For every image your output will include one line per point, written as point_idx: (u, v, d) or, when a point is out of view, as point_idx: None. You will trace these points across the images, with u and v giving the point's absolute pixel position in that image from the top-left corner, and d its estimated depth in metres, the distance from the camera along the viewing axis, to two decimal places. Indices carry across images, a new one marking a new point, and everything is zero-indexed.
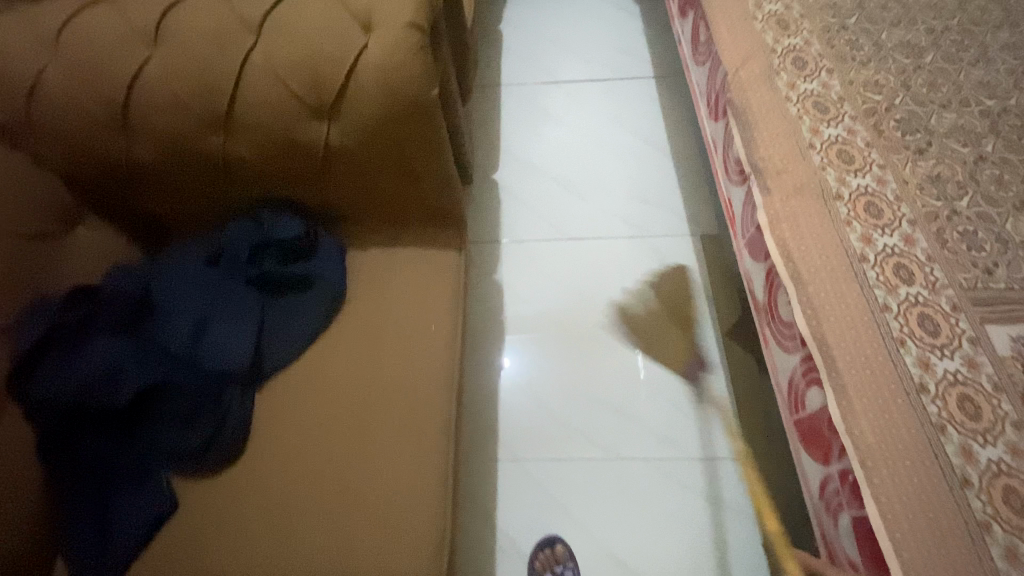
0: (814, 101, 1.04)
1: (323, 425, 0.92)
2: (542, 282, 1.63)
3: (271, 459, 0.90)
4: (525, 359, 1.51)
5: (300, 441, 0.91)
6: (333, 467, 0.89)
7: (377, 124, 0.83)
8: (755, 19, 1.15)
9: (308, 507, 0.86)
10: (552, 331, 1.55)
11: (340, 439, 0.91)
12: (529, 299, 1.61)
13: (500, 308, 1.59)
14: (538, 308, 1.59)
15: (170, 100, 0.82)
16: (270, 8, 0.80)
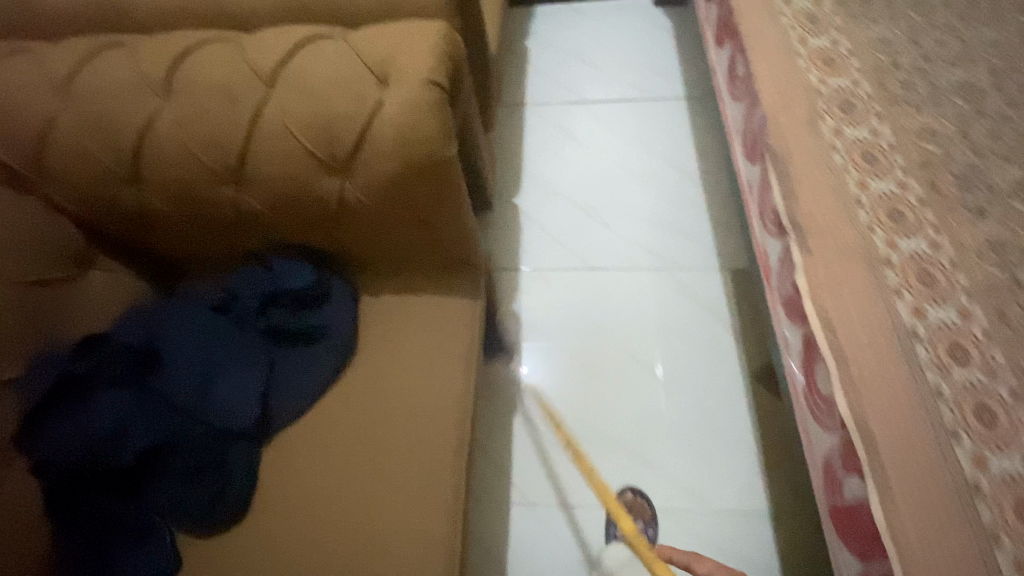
0: (862, 150, 0.96)
1: (333, 462, 0.90)
2: (562, 310, 1.59)
3: (279, 498, 0.88)
4: (540, 393, 1.47)
5: (310, 478, 0.89)
6: (342, 504, 0.87)
7: (392, 179, 0.79)
8: (798, 55, 1.07)
9: (316, 545, 0.84)
10: (569, 357, 1.52)
11: (350, 476, 0.89)
12: (546, 328, 1.56)
13: (516, 340, 1.55)
14: (555, 336, 1.55)
15: (179, 152, 0.79)
16: (283, 60, 0.77)
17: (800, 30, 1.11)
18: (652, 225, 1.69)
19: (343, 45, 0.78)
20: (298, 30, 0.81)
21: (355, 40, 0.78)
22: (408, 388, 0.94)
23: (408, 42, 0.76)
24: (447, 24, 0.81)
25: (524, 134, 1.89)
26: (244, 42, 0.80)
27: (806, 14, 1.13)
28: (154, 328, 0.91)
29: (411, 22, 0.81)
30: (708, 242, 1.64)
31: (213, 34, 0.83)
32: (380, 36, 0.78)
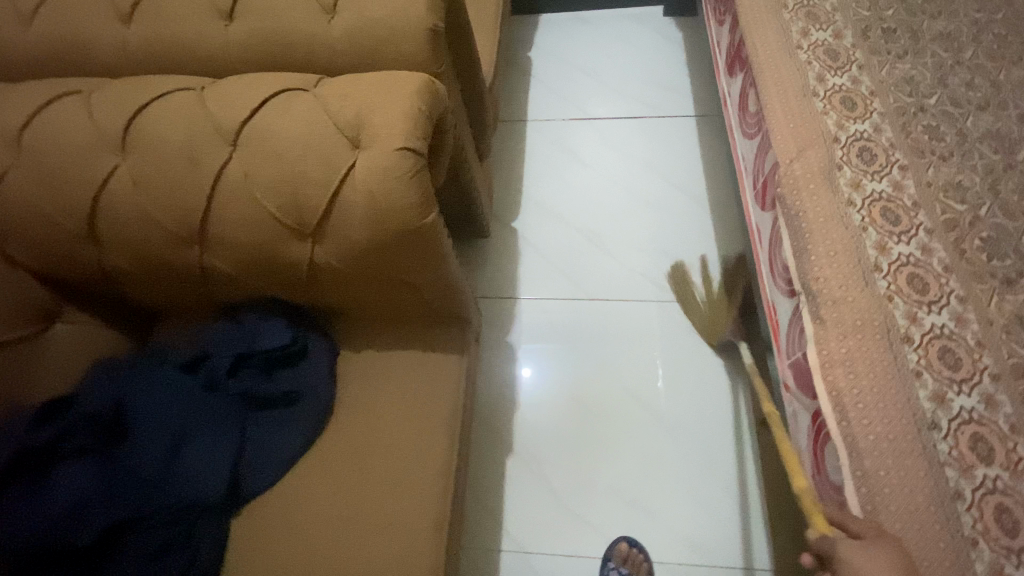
0: (882, 207, 0.88)
1: (322, 478, 0.87)
2: (560, 326, 1.55)
3: (269, 514, 0.85)
4: (538, 415, 1.43)
5: (299, 492, 0.86)
6: (330, 519, 0.85)
7: (367, 245, 0.72)
8: (815, 95, 0.99)
9: (302, 561, 0.82)
10: (569, 362, 1.50)
11: (339, 492, 0.86)
12: (543, 348, 1.52)
13: (514, 354, 1.52)
14: (552, 351, 1.51)
15: (137, 212, 0.73)
16: (248, 117, 0.71)
17: (818, 66, 1.02)
18: (654, 253, 1.62)
19: (314, 102, 0.71)
20: (267, 82, 0.75)
21: (328, 96, 0.71)
22: (386, 456, 0.88)
23: (384, 99, 0.69)
24: (428, 76, 0.74)
25: (526, 153, 1.82)
26: (208, 95, 0.74)
27: (824, 48, 1.04)
28: (121, 389, 0.86)
29: (390, 74, 0.74)
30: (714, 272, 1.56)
31: (178, 84, 0.77)
32: (355, 92, 0.71)
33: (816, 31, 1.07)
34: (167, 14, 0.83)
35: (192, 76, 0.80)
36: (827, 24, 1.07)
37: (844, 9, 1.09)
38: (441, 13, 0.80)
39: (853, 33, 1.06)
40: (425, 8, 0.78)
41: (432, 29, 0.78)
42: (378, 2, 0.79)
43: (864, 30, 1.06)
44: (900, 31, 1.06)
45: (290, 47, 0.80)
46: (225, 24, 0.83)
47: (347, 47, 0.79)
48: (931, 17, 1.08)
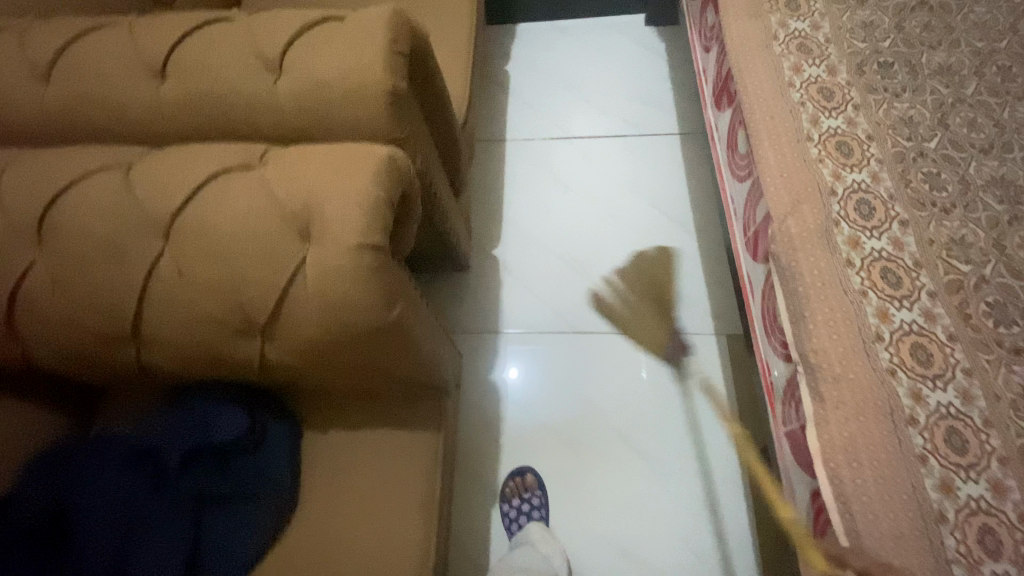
0: (883, 268, 0.82)
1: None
2: (544, 363, 1.49)
3: None
4: (524, 461, 1.37)
5: None
6: None
7: (322, 344, 0.64)
8: (809, 140, 0.93)
9: None
10: (553, 402, 1.44)
11: None
12: (526, 387, 1.46)
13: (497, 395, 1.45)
14: (536, 391, 1.45)
15: (62, 313, 0.65)
16: (180, 206, 0.62)
17: (812, 107, 0.96)
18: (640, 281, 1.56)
19: (257, 185, 0.63)
20: (206, 160, 0.67)
21: (273, 178, 0.63)
22: (351, 548, 0.81)
23: (337, 183, 0.61)
24: (388, 149, 0.66)
25: (505, 175, 1.74)
26: (137, 179, 0.65)
27: (818, 86, 0.98)
28: (58, 488, 0.78)
29: (344, 148, 0.66)
30: (702, 301, 1.50)
31: (105, 162, 0.68)
32: (304, 172, 0.63)
33: (809, 66, 1.00)
34: (89, 73, 0.73)
35: (122, 149, 0.71)
36: (821, 57, 1.01)
37: (837, 41, 1.02)
38: (402, 72, 0.71)
39: (848, 68, 0.99)
40: (383, 68, 0.69)
41: (392, 92, 0.69)
42: (329, 61, 0.69)
43: (859, 65, 1.00)
44: (898, 65, 1.00)
45: (231, 112, 0.71)
46: (157, 84, 0.73)
47: (295, 112, 0.70)
48: (930, 48, 1.01)
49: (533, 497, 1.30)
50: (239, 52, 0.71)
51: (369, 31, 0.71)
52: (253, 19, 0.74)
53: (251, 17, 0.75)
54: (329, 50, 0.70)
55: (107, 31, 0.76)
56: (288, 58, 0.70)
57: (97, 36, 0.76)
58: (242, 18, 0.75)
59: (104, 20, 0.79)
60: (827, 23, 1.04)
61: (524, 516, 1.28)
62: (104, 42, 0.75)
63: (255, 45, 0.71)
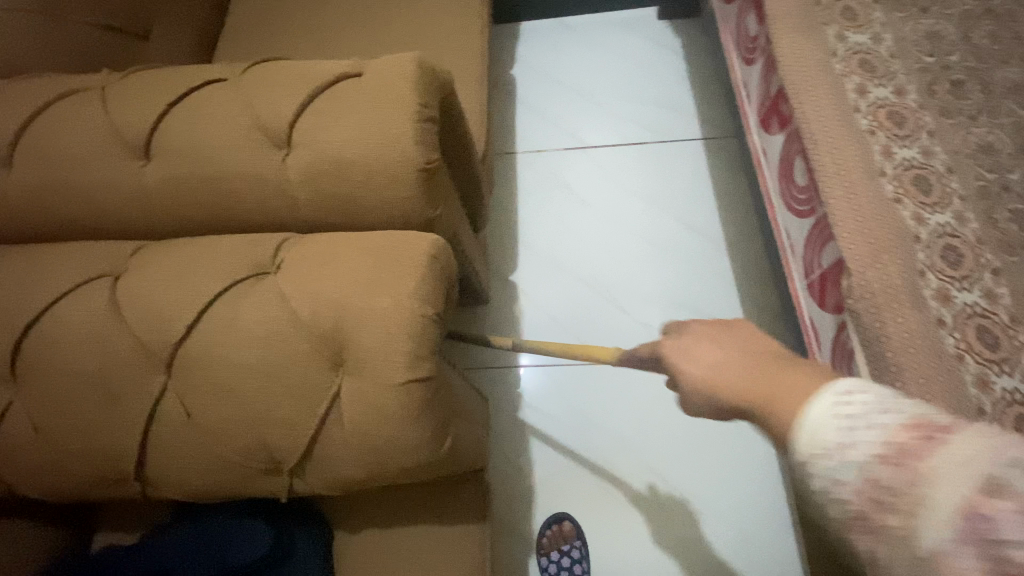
0: (978, 326, 0.74)
1: None
2: (567, 394, 1.36)
3: None
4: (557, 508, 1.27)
5: None
6: None
7: (359, 480, 0.54)
8: (882, 175, 0.83)
9: None
10: (582, 437, 1.32)
11: None
12: (551, 423, 1.34)
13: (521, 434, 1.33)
14: (562, 428, 1.33)
15: (47, 459, 0.54)
16: (185, 332, 0.52)
17: (881, 136, 0.86)
18: (668, 303, 1.45)
19: (274, 299, 0.52)
20: (208, 264, 0.55)
21: (293, 289, 0.52)
22: None
23: (372, 296, 0.50)
24: (428, 241, 0.55)
25: (518, 192, 1.62)
26: (126, 295, 0.54)
27: (887, 111, 0.87)
28: None
29: (375, 242, 0.55)
30: (735, 322, 1.41)
31: (85, 271, 0.57)
32: (331, 280, 0.52)
33: (874, 87, 0.89)
34: (59, 156, 0.61)
35: (105, 247, 0.60)
36: (886, 76, 0.90)
37: (903, 55, 0.92)
38: (435, 142, 0.60)
39: (917, 88, 0.89)
40: (414, 141, 0.58)
41: (425, 168, 0.58)
42: (349, 134, 0.58)
43: (929, 84, 0.89)
44: (972, 82, 0.89)
45: (234, 198, 0.60)
46: (142, 165, 0.62)
47: (310, 196, 0.59)
48: (1006, 61, 0.91)
49: (574, 550, 1.20)
50: (238, 125, 0.60)
51: (393, 93, 0.59)
52: (252, 80, 0.63)
53: (249, 78, 0.63)
54: (346, 120, 0.59)
55: (78, 100, 0.64)
56: (298, 131, 0.59)
57: (67, 107, 0.64)
58: (240, 79, 0.63)
59: (72, 84, 0.67)
60: (889, 35, 0.93)
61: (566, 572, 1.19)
62: (75, 116, 0.63)
63: (257, 115, 0.60)
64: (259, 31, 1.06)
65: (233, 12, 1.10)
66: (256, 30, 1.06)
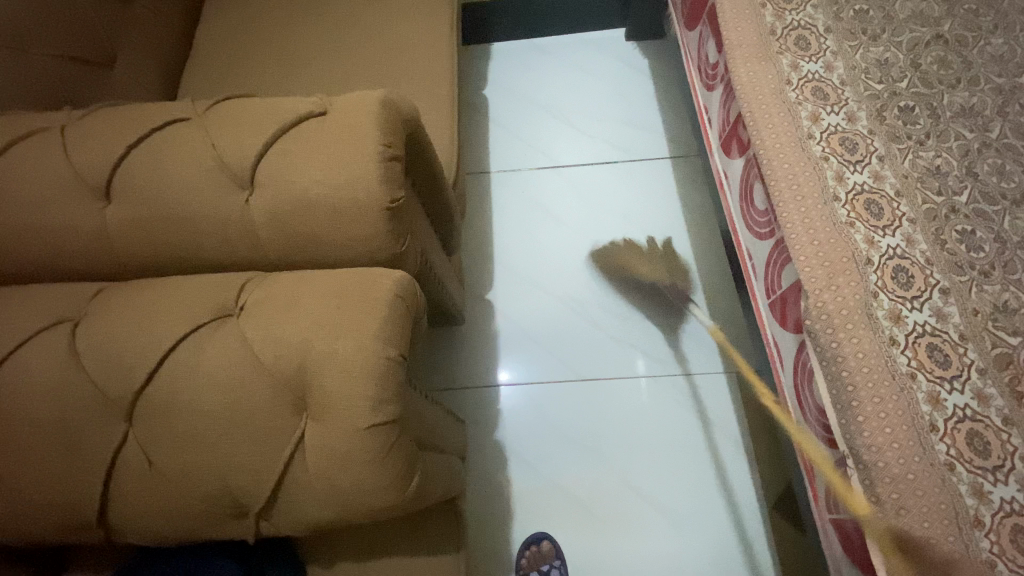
0: (929, 345, 0.77)
1: None
2: (545, 411, 1.38)
3: None
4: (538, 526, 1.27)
5: None
6: None
7: (326, 522, 0.54)
8: (836, 200, 0.86)
9: None
10: (558, 453, 1.34)
11: None
12: (528, 441, 1.35)
13: (500, 453, 1.34)
14: (538, 445, 1.35)
15: (2, 514, 0.53)
16: (145, 380, 0.51)
17: (835, 162, 0.89)
18: (643, 319, 1.47)
19: (238, 343, 0.52)
20: (169, 308, 0.55)
21: (255, 334, 0.52)
22: None
23: (335, 340, 0.51)
24: (392, 280, 0.55)
25: (492, 213, 1.63)
26: (85, 342, 0.53)
27: (839, 137, 0.91)
28: None
29: (339, 283, 0.55)
30: (707, 337, 1.44)
31: (43, 318, 0.56)
32: (294, 323, 0.52)
33: (827, 114, 0.93)
34: (14, 199, 0.60)
35: (63, 291, 0.59)
36: (838, 104, 0.94)
37: (853, 82, 0.96)
38: (400, 180, 0.61)
39: (868, 114, 0.93)
40: (378, 182, 0.59)
41: (391, 208, 0.59)
42: (311, 174, 0.58)
43: (879, 110, 0.93)
44: (919, 108, 0.94)
45: (197, 238, 0.60)
46: (102, 207, 0.61)
47: (273, 236, 0.59)
48: (950, 87, 0.95)
49: (553, 569, 1.19)
50: (200, 165, 0.60)
51: (356, 134, 0.60)
52: (215, 120, 0.63)
53: (212, 117, 0.63)
54: (309, 160, 0.59)
55: (36, 141, 0.63)
56: (261, 172, 0.59)
57: (23, 149, 0.63)
58: (201, 119, 0.63)
59: (30, 124, 0.66)
60: (841, 63, 0.97)
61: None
62: (32, 158, 0.62)
63: (219, 156, 0.60)
64: (229, 63, 1.06)
65: (200, 41, 1.10)
66: (223, 62, 1.06)
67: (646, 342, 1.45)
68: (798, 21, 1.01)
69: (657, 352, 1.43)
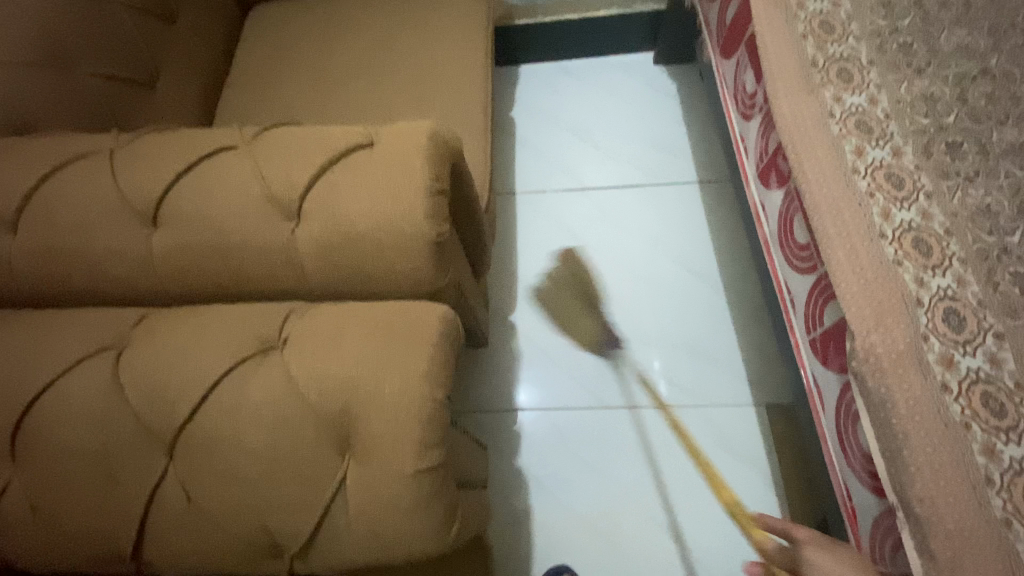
0: (983, 393, 0.74)
1: None
2: (567, 439, 1.35)
3: None
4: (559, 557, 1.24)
5: None
6: None
7: (362, 565, 0.52)
8: (882, 237, 0.84)
9: None
10: (581, 481, 1.31)
11: None
12: (550, 468, 1.32)
13: (522, 479, 1.32)
14: (560, 472, 1.32)
15: (39, 543, 0.52)
16: (189, 413, 0.51)
17: (880, 198, 0.87)
18: (669, 347, 1.44)
19: (282, 379, 0.51)
20: (212, 338, 0.55)
21: (299, 370, 0.51)
22: None
23: (381, 380, 0.50)
24: (437, 316, 0.54)
25: (518, 233, 1.63)
26: (128, 370, 0.53)
27: (885, 172, 0.89)
28: None
29: (386, 317, 0.54)
30: (735, 368, 1.41)
31: (87, 344, 0.56)
32: (338, 360, 0.51)
33: (872, 149, 0.91)
34: (64, 222, 0.60)
35: (107, 316, 0.59)
36: (883, 139, 0.92)
37: (898, 116, 0.94)
38: (445, 214, 0.60)
39: (914, 149, 0.91)
40: (425, 216, 0.58)
41: (436, 242, 0.58)
42: (358, 206, 0.58)
43: (926, 146, 0.91)
44: (968, 144, 0.91)
45: (242, 267, 0.59)
46: (148, 233, 0.61)
47: (318, 267, 0.59)
48: (999, 123, 0.93)
49: None
50: (247, 194, 0.59)
51: (404, 167, 0.59)
52: (262, 149, 0.63)
53: (258, 146, 0.63)
54: (356, 192, 0.58)
55: (87, 164, 0.64)
56: (308, 203, 0.59)
57: (72, 171, 0.63)
58: (249, 147, 0.63)
59: (81, 146, 0.66)
60: (885, 97, 0.95)
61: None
62: (82, 181, 0.62)
63: (266, 185, 0.59)
64: (270, 87, 1.08)
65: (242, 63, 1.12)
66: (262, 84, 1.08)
67: (672, 370, 1.42)
68: (839, 52, 1.00)
69: (683, 381, 1.40)
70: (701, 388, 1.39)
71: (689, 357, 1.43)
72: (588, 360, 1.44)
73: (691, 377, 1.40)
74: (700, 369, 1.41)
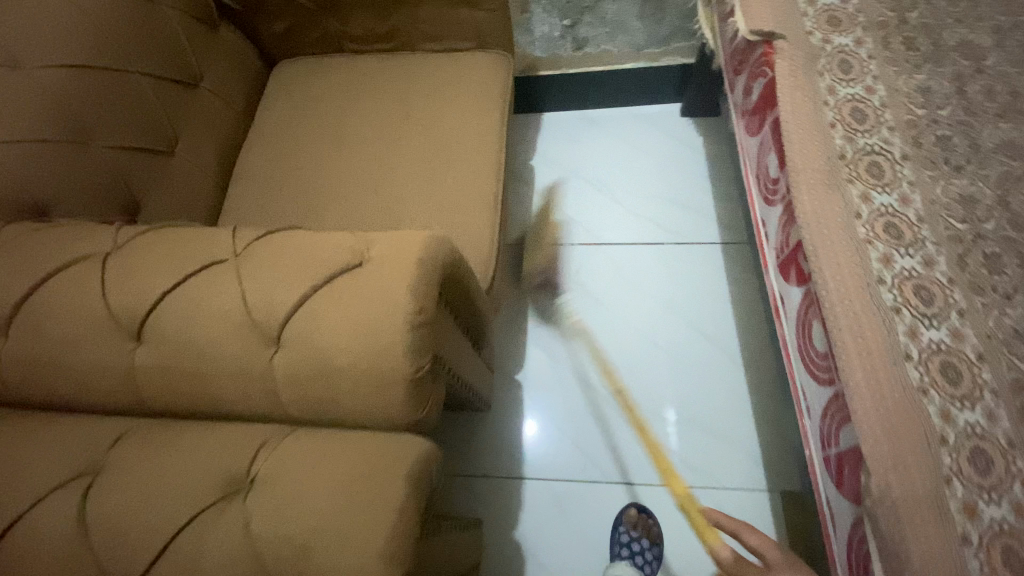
0: (1009, 551, 0.67)
1: None
2: (570, 511, 1.32)
3: None
4: None
5: None
6: None
7: None
8: (906, 360, 0.78)
9: None
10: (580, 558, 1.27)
11: None
12: (548, 542, 1.29)
13: (518, 550, 1.29)
14: (558, 547, 1.29)
15: None
16: (150, 563, 0.50)
17: (907, 314, 0.81)
18: (680, 419, 1.39)
19: (246, 531, 0.51)
20: (180, 477, 0.54)
21: (262, 525, 0.51)
22: None
23: (345, 542, 0.50)
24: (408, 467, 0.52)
25: (529, 287, 1.60)
26: (94, 508, 0.52)
27: (914, 285, 0.82)
28: None
29: (355, 471, 0.53)
30: (748, 447, 1.34)
31: (58, 471, 0.55)
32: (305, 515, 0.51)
33: (900, 256, 0.85)
34: (51, 334, 0.61)
35: (85, 429, 0.59)
36: (914, 245, 0.85)
37: (932, 219, 0.87)
38: (427, 348, 0.58)
39: (947, 259, 0.84)
40: (403, 354, 0.56)
41: (414, 381, 0.56)
42: (338, 341, 0.56)
43: (960, 255, 0.84)
44: (1008, 255, 0.84)
45: (221, 391, 0.59)
46: (132, 348, 0.61)
47: (296, 397, 0.58)
48: None
49: None
50: (229, 318, 0.59)
51: (387, 300, 0.57)
52: (248, 265, 0.62)
53: (246, 261, 0.62)
54: (336, 326, 0.57)
55: (78, 269, 0.64)
56: (287, 333, 0.58)
57: (65, 277, 0.63)
58: (236, 262, 0.62)
59: (78, 247, 0.66)
60: (919, 197, 0.89)
61: (639, 557, 1.21)
62: (72, 289, 0.62)
63: (248, 310, 0.59)
64: (288, 167, 1.13)
65: (264, 137, 1.17)
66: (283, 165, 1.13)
67: (682, 445, 1.36)
68: (871, 144, 0.93)
69: (693, 457, 1.34)
70: (710, 466, 1.33)
71: (700, 431, 1.37)
72: (594, 428, 1.40)
73: (701, 455, 1.35)
74: (710, 445, 1.35)
